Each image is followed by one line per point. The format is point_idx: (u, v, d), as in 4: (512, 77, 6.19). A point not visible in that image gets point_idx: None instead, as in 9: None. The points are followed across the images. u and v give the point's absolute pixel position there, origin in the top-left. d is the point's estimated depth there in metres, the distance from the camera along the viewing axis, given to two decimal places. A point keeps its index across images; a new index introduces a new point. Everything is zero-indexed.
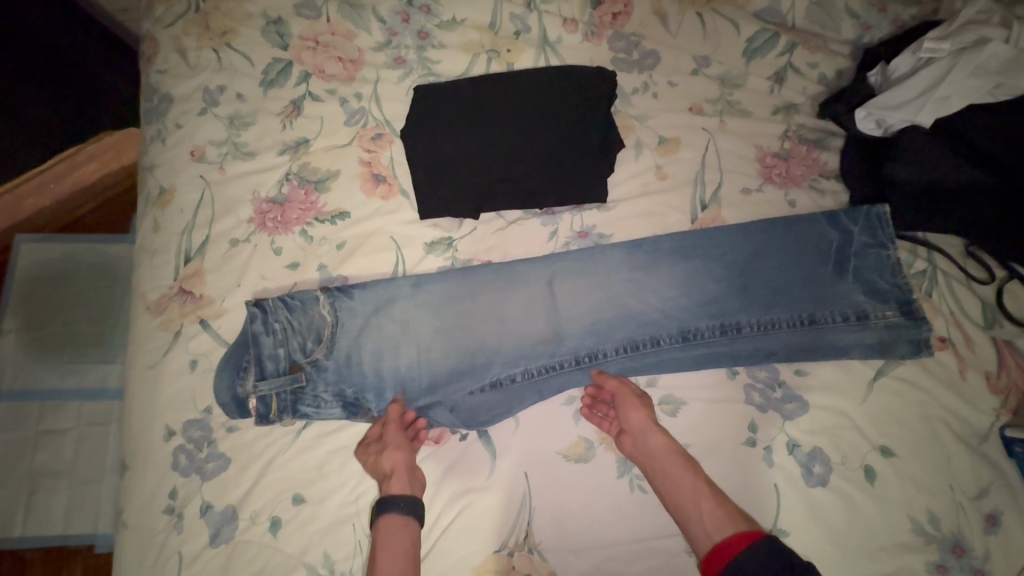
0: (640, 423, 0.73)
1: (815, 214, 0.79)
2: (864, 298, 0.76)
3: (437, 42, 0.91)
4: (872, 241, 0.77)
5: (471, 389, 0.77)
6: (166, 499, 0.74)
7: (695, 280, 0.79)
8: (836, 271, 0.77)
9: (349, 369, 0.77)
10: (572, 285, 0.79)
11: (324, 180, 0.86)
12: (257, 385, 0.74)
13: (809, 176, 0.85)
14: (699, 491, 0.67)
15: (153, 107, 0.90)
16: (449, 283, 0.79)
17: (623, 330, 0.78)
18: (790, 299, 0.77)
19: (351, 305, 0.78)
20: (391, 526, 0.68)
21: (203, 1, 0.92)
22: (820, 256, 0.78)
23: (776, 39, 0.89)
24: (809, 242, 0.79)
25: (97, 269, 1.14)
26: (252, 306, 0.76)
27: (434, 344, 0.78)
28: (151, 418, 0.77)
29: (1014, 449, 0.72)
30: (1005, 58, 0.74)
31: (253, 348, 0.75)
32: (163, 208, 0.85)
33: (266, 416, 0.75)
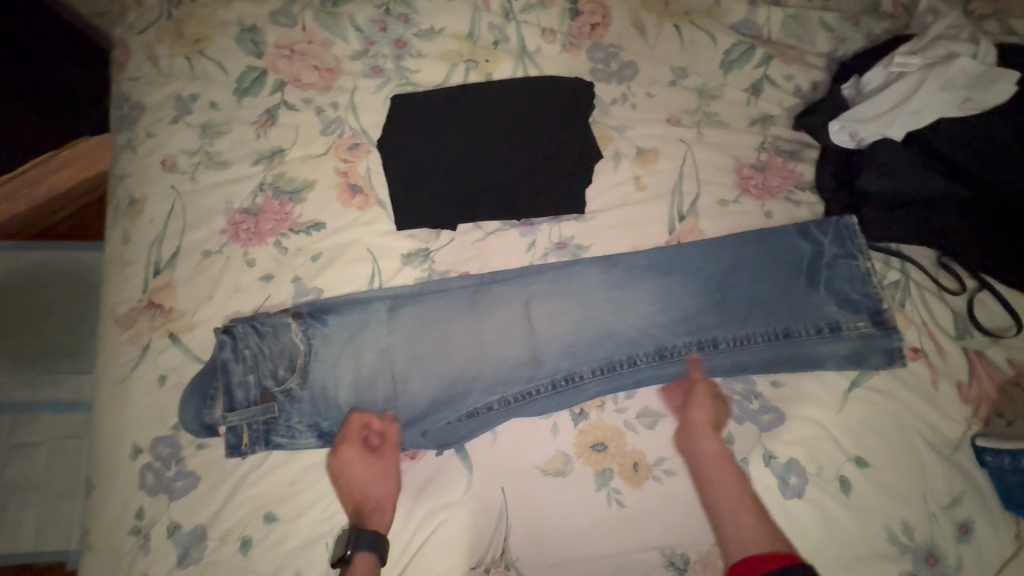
0: (701, 425, 0.74)
1: (788, 226, 0.80)
2: (836, 310, 0.77)
3: (415, 51, 0.90)
4: (843, 251, 0.78)
5: (449, 417, 0.75)
6: (133, 519, 0.72)
7: (673, 297, 0.79)
8: (812, 285, 0.78)
9: (325, 399, 0.75)
10: (548, 307, 0.79)
11: (299, 191, 0.84)
12: (226, 416, 0.73)
13: (785, 187, 0.86)
14: (742, 503, 0.68)
15: (124, 115, 0.88)
16: (425, 304, 0.79)
17: (601, 351, 0.78)
18: (769, 318, 0.77)
19: (324, 331, 0.77)
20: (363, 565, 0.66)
21: (176, 7, 0.91)
22: (795, 267, 0.79)
23: (753, 51, 0.90)
24: (783, 253, 0.79)
25: (71, 277, 1.12)
26: (222, 333, 0.74)
27: (411, 372, 0.77)
28: (118, 435, 0.75)
29: (985, 458, 0.72)
30: (973, 73, 0.75)
31: (222, 376, 0.73)
32: (133, 218, 0.83)
33: (237, 448, 0.73)
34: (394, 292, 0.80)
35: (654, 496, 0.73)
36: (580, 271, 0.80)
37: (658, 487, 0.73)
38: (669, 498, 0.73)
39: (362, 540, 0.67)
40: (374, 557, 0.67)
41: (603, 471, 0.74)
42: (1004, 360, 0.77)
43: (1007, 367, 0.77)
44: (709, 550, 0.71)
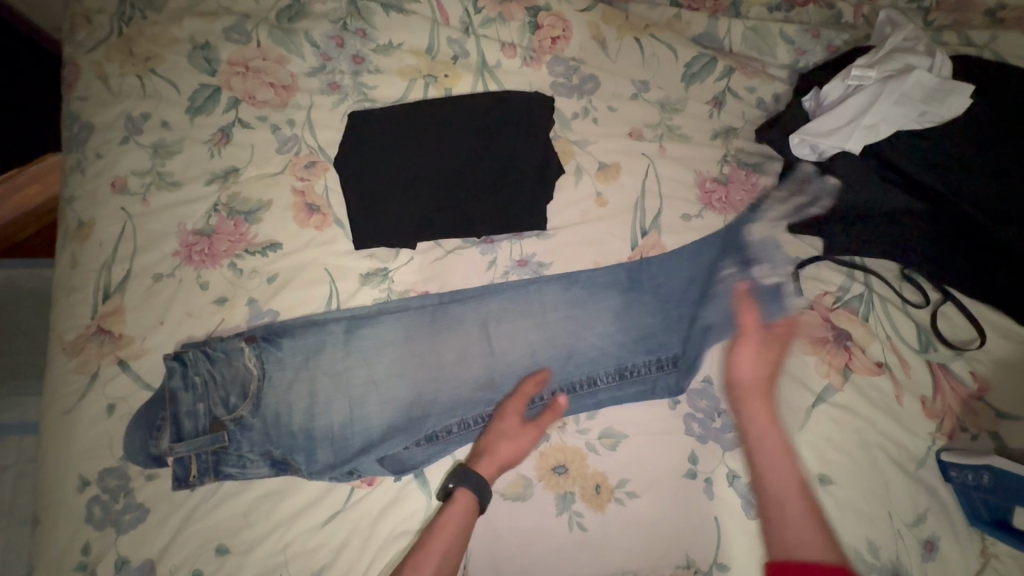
0: (756, 377, 0.72)
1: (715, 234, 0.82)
2: (730, 266, 0.81)
3: (373, 66, 0.89)
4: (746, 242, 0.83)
5: (407, 442, 0.74)
6: (78, 555, 0.69)
7: (633, 314, 0.79)
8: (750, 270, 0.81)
9: (277, 426, 0.73)
10: (507, 327, 0.79)
11: (254, 211, 0.82)
12: (172, 446, 0.70)
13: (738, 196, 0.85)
14: (792, 491, 0.64)
15: (73, 135, 0.86)
16: (383, 325, 0.77)
17: (561, 372, 0.77)
18: (697, 312, 0.79)
19: (279, 356, 0.75)
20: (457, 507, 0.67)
21: (127, 25, 0.89)
22: (745, 251, 0.82)
23: (714, 63, 0.90)
24: (723, 241, 0.82)
25: (40, 296, 1.08)
26: (171, 360, 0.73)
27: (369, 395, 0.76)
28: (64, 468, 0.72)
29: (950, 474, 0.71)
30: (928, 86, 0.76)
31: (170, 406, 0.71)
32: (82, 241, 0.81)
33: (184, 480, 0.71)
34: (351, 312, 0.78)
35: (616, 520, 0.71)
36: (539, 288, 0.79)
37: (621, 510, 0.71)
38: (631, 520, 0.71)
39: (466, 477, 0.68)
40: (473, 495, 0.68)
41: (564, 494, 0.73)
42: (967, 373, 0.76)
43: (970, 380, 0.76)
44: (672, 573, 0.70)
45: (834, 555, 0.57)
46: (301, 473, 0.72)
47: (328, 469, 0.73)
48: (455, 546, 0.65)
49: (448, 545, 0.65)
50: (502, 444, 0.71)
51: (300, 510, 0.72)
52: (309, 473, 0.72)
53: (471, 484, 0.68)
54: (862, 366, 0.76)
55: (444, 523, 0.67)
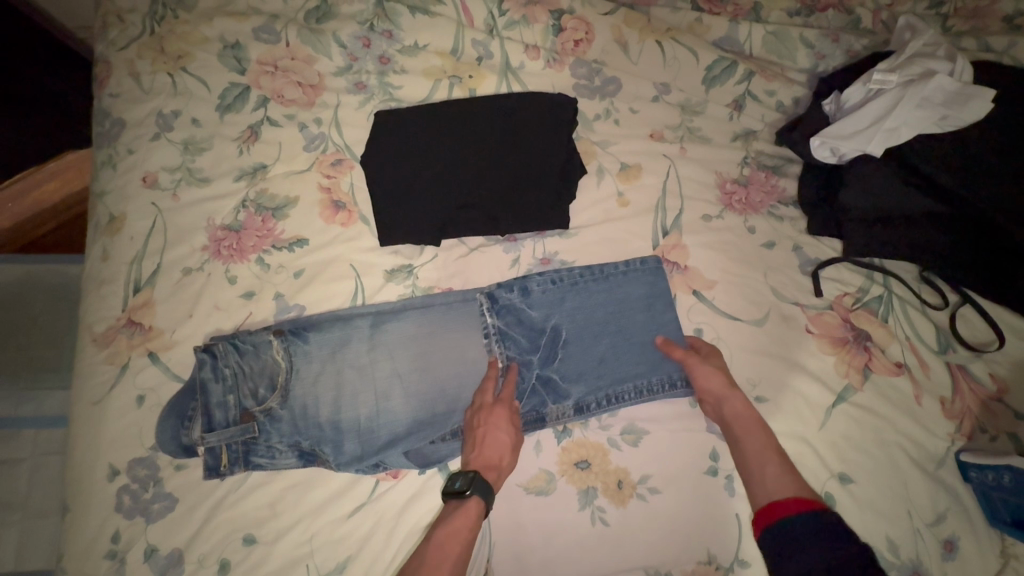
0: (717, 386, 0.72)
1: (517, 301, 0.79)
2: (536, 336, 0.79)
3: (399, 67, 0.91)
4: (530, 344, 0.79)
5: (432, 436, 0.75)
6: (108, 543, 0.70)
7: (656, 314, 0.79)
8: (595, 333, 0.79)
9: (305, 418, 0.74)
10: (523, 333, 0.79)
11: (281, 207, 0.83)
12: (204, 436, 0.72)
13: (551, 271, 0.81)
14: (767, 451, 0.66)
15: (104, 131, 0.88)
16: (407, 321, 0.79)
17: (584, 381, 0.77)
18: (549, 396, 0.77)
19: (306, 349, 0.76)
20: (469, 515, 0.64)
21: (159, 24, 0.91)
22: (603, 313, 0.80)
23: (735, 66, 0.91)
24: (546, 299, 0.80)
25: (56, 291, 1.09)
26: (201, 352, 0.73)
27: (393, 390, 0.76)
28: (94, 457, 0.73)
29: (969, 474, 0.72)
30: (950, 90, 0.77)
31: (200, 397, 0.73)
32: (113, 235, 0.83)
33: (215, 469, 0.72)
34: (376, 307, 0.79)
35: (638, 515, 0.72)
36: (540, 306, 0.79)
37: (642, 505, 0.72)
38: (650, 515, 0.72)
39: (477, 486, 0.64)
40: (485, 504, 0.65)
41: (586, 489, 0.73)
42: (986, 375, 0.77)
43: (989, 382, 0.77)
44: (694, 568, 0.70)
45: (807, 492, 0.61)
46: (329, 464, 0.73)
47: (355, 461, 0.74)
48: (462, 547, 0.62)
49: (451, 542, 0.62)
50: (502, 453, 0.70)
51: (326, 501, 0.73)
52: (337, 464, 0.73)
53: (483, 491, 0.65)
54: (881, 365, 0.77)
55: (453, 530, 0.63)
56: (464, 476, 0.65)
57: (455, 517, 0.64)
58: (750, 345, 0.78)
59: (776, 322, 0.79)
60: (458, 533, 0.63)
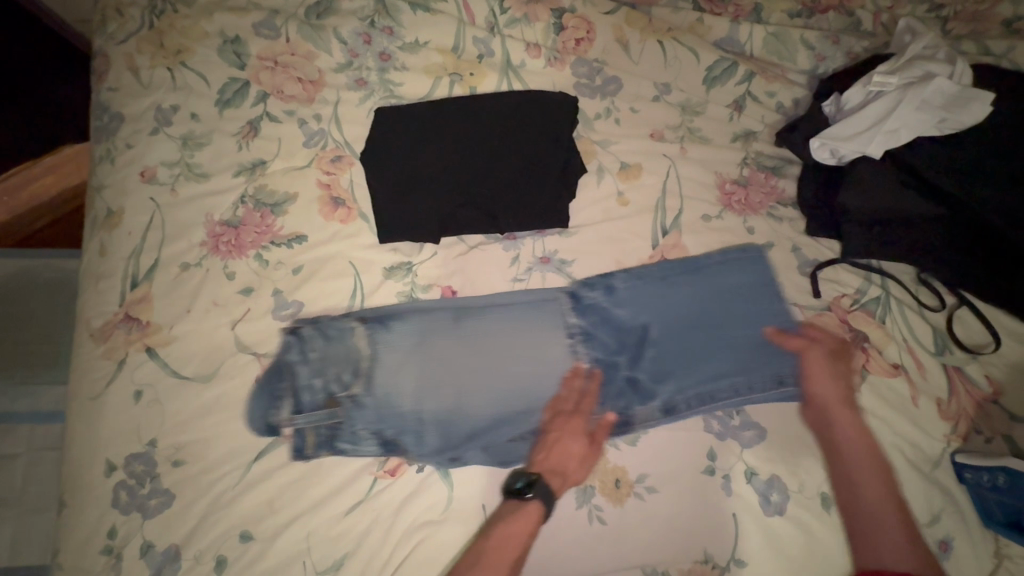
0: (834, 399, 0.74)
1: (602, 297, 0.81)
2: (624, 332, 0.80)
3: (399, 64, 0.91)
4: (614, 341, 0.80)
5: (510, 434, 0.75)
6: (104, 538, 0.70)
7: (740, 313, 0.80)
8: (686, 330, 0.80)
9: (389, 407, 0.75)
10: (603, 331, 0.80)
11: (281, 203, 0.83)
12: (292, 417, 0.74)
13: (635, 269, 0.82)
14: (887, 507, 0.69)
15: (103, 125, 0.88)
16: (490, 315, 0.79)
17: (679, 379, 0.77)
18: (635, 396, 0.77)
19: (389, 337, 0.77)
20: (528, 516, 0.67)
21: (158, 18, 0.91)
22: (691, 309, 0.81)
23: (735, 67, 0.91)
24: (634, 297, 0.81)
25: (51, 286, 1.09)
26: (287, 334, 0.77)
27: (478, 386, 0.76)
28: (92, 452, 0.73)
29: (964, 475, 0.72)
30: (949, 94, 0.77)
31: (289, 378, 0.76)
32: (111, 230, 0.82)
33: (302, 452, 0.73)
34: (458, 301, 0.80)
35: (636, 513, 0.72)
36: (625, 305, 0.81)
37: (640, 504, 0.72)
38: (649, 514, 0.71)
39: (540, 491, 0.67)
40: (542, 509, 0.67)
41: (585, 487, 0.73)
42: (982, 376, 0.77)
43: (985, 383, 0.77)
44: (692, 568, 0.70)
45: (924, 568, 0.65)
46: (410, 454, 0.73)
47: (436, 453, 0.74)
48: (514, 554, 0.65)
49: (508, 542, 0.66)
50: (572, 463, 0.72)
51: (322, 499, 0.72)
52: (419, 454, 0.73)
53: (544, 497, 0.67)
54: (878, 366, 0.77)
55: (509, 534, 0.66)
56: (526, 477, 0.68)
57: (513, 521, 0.67)
58: (749, 345, 0.79)
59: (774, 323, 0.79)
60: (516, 537, 0.66)
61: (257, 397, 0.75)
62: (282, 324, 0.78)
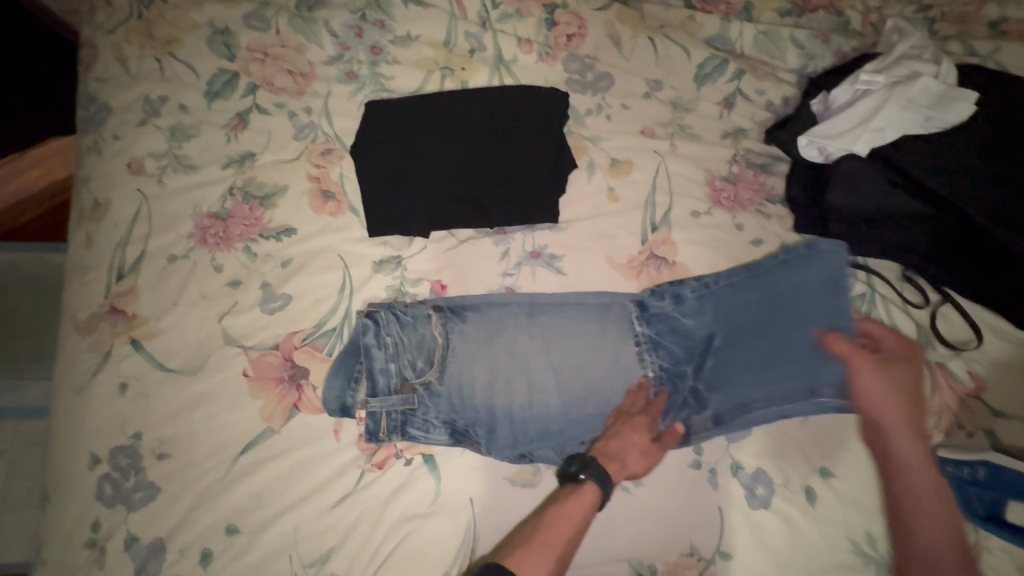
0: (882, 411, 0.71)
1: (669, 302, 0.80)
2: (691, 340, 0.79)
3: (391, 57, 0.90)
4: (682, 349, 0.79)
5: (581, 436, 0.75)
6: (88, 532, 0.69)
7: (796, 318, 0.77)
8: (748, 337, 0.78)
9: (461, 399, 0.75)
10: (670, 337, 0.79)
11: (270, 196, 0.83)
12: (368, 400, 0.73)
13: (708, 278, 0.80)
14: (945, 540, 0.66)
15: (89, 116, 0.87)
16: (562, 313, 0.79)
17: (741, 386, 0.76)
18: (697, 406, 0.77)
19: (463, 328, 0.77)
20: (582, 498, 0.65)
21: (147, 8, 0.90)
22: (751, 314, 0.79)
23: (725, 65, 0.92)
24: (704, 306, 0.80)
25: (35, 280, 1.07)
26: (365, 318, 0.76)
27: (546, 382, 0.76)
28: (75, 446, 0.72)
29: (946, 469, 0.73)
30: (934, 93, 0.79)
31: (365, 360, 0.74)
32: (97, 222, 0.81)
33: (374, 434, 0.73)
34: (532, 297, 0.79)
35: (623, 507, 0.72)
36: (694, 315, 0.79)
37: (626, 498, 0.72)
38: (635, 508, 0.72)
39: (594, 473, 0.66)
40: (597, 493, 0.65)
41: None
42: (965, 372, 0.79)
43: (967, 379, 0.78)
44: (677, 561, 0.70)
45: None
46: (481, 447, 0.74)
47: (505, 448, 0.74)
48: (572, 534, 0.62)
49: (563, 521, 0.63)
50: (633, 457, 0.70)
51: (310, 493, 0.71)
52: (489, 449, 0.74)
53: (599, 480, 0.65)
54: None
55: (566, 514, 0.64)
56: (580, 461, 0.67)
57: (568, 503, 0.65)
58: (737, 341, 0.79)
59: None
60: (570, 515, 0.64)
61: (243, 390, 0.75)
62: (269, 317, 0.78)
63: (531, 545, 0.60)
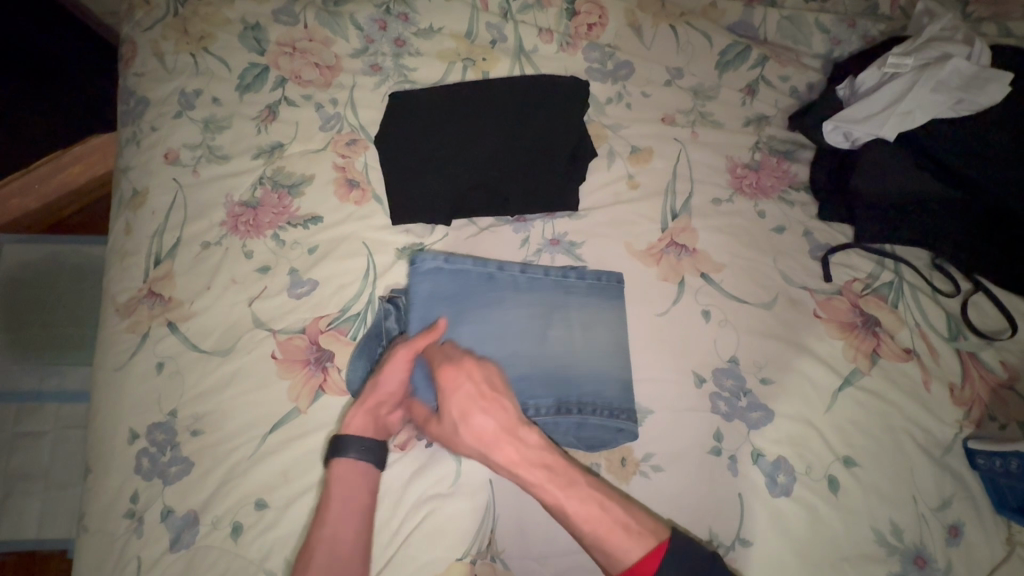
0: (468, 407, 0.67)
1: (506, 281, 0.78)
2: (519, 317, 0.76)
3: (414, 49, 0.92)
4: (461, 314, 0.76)
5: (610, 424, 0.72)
6: (127, 503, 0.73)
7: (577, 302, 0.78)
8: (526, 317, 0.76)
9: None
10: (693, 326, 0.78)
11: (297, 185, 0.86)
12: None
13: (535, 267, 0.80)
14: (583, 498, 0.62)
15: (129, 109, 0.91)
16: (586, 300, 0.78)
17: (673, 374, 0.76)
18: (600, 388, 0.74)
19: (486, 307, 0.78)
20: (344, 474, 0.69)
21: (182, 6, 0.94)
22: (560, 295, 0.78)
23: (748, 52, 0.92)
24: (536, 288, 0.78)
25: (78, 270, 1.13)
26: (387, 302, 0.79)
27: (566, 363, 0.74)
28: (115, 421, 0.76)
29: (977, 461, 0.71)
30: (966, 75, 0.76)
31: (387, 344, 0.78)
32: (137, 210, 0.85)
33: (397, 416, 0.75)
34: (557, 277, 0.79)
35: (642, 491, 0.71)
36: (588, 300, 0.78)
37: (645, 483, 0.71)
38: (655, 493, 0.70)
39: (346, 447, 0.69)
40: (359, 459, 0.70)
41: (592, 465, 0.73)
42: (997, 362, 0.77)
43: (1000, 369, 0.76)
44: None
45: (645, 540, 0.60)
46: None
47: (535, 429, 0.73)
48: (350, 515, 0.67)
49: (338, 513, 0.67)
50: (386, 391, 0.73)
51: None
52: None
53: (355, 448, 0.69)
54: (890, 352, 0.77)
55: (330, 500, 0.68)
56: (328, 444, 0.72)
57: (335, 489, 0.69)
58: (759, 327, 0.78)
59: (784, 306, 0.79)
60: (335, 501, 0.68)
61: (272, 370, 0.77)
62: (297, 301, 0.81)
63: (312, 552, 0.64)
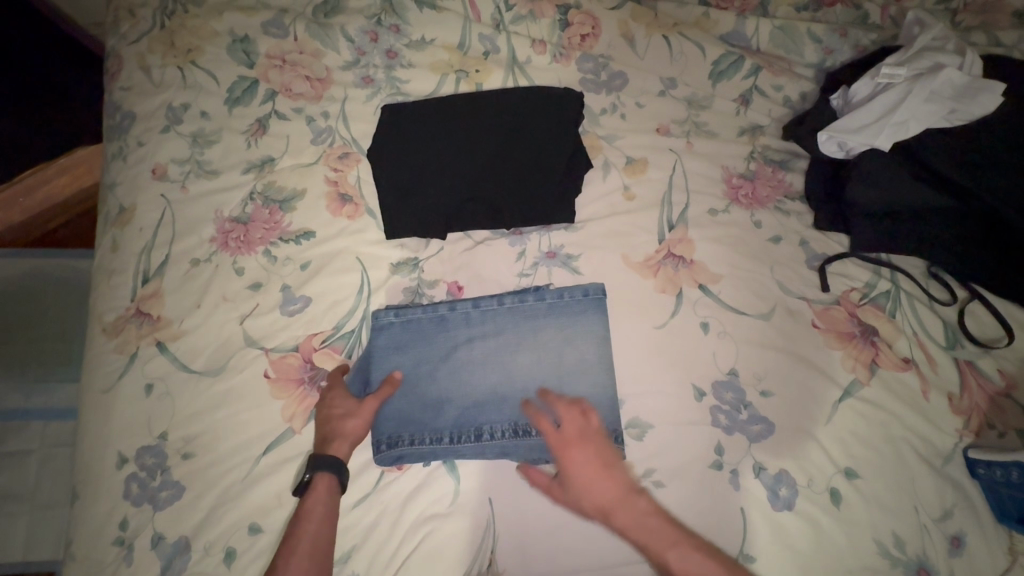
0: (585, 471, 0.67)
1: (462, 311, 0.78)
2: (480, 347, 0.76)
3: (406, 61, 0.92)
4: (420, 356, 0.77)
5: None
6: (116, 530, 0.71)
7: (540, 326, 0.77)
8: (485, 347, 0.77)
9: (470, 402, 0.74)
10: (692, 339, 0.77)
11: (289, 200, 0.84)
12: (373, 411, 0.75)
13: (484, 298, 0.79)
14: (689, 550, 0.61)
15: (116, 124, 0.89)
16: (564, 318, 0.77)
17: (669, 390, 0.75)
18: None
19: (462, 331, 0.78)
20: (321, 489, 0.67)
21: (169, 18, 0.92)
22: (520, 322, 0.77)
23: (741, 62, 0.92)
24: (492, 318, 0.78)
25: (64, 285, 1.10)
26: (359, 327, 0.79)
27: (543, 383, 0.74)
28: (104, 445, 0.74)
29: (977, 470, 0.71)
30: (958, 84, 0.77)
31: (364, 373, 0.77)
32: (124, 226, 0.84)
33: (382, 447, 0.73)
34: (537, 297, 0.78)
35: None
36: (549, 319, 0.77)
37: None
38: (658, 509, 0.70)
39: (320, 464, 0.67)
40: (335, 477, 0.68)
41: None
42: (995, 370, 0.76)
43: (998, 377, 0.76)
44: None
45: None
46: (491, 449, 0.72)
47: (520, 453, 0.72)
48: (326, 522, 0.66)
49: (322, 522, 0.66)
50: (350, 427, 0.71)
51: None
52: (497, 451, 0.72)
53: (328, 465, 0.67)
54: (888, 361, 0.76)
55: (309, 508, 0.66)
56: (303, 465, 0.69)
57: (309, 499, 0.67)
58: (758, 338, 0.77)
59: (783, 317, 0.79)
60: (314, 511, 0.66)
61: (265, 391, 0.76)
62: (289, 318, 0.79)
63: (292, 552, 0.64)
